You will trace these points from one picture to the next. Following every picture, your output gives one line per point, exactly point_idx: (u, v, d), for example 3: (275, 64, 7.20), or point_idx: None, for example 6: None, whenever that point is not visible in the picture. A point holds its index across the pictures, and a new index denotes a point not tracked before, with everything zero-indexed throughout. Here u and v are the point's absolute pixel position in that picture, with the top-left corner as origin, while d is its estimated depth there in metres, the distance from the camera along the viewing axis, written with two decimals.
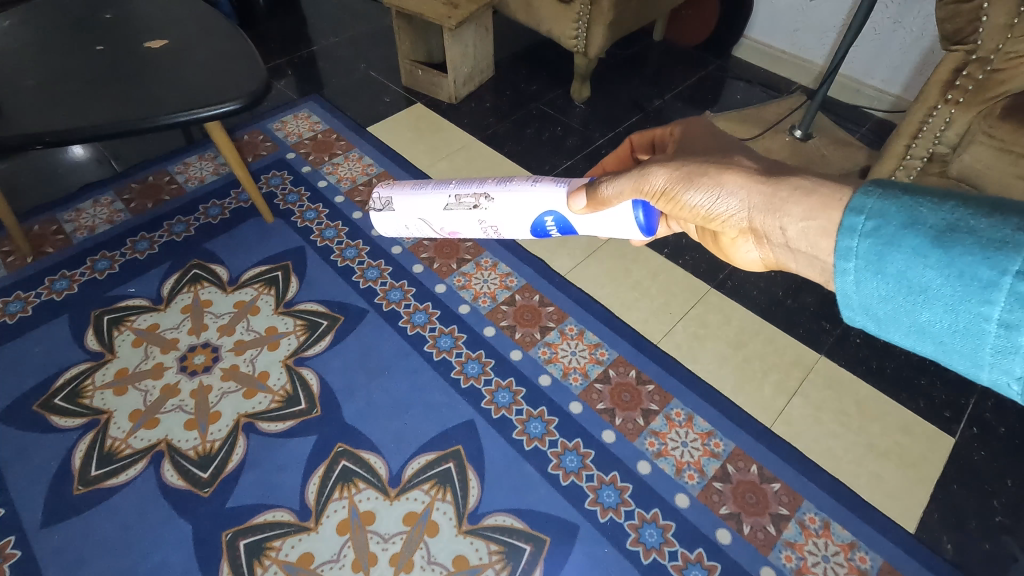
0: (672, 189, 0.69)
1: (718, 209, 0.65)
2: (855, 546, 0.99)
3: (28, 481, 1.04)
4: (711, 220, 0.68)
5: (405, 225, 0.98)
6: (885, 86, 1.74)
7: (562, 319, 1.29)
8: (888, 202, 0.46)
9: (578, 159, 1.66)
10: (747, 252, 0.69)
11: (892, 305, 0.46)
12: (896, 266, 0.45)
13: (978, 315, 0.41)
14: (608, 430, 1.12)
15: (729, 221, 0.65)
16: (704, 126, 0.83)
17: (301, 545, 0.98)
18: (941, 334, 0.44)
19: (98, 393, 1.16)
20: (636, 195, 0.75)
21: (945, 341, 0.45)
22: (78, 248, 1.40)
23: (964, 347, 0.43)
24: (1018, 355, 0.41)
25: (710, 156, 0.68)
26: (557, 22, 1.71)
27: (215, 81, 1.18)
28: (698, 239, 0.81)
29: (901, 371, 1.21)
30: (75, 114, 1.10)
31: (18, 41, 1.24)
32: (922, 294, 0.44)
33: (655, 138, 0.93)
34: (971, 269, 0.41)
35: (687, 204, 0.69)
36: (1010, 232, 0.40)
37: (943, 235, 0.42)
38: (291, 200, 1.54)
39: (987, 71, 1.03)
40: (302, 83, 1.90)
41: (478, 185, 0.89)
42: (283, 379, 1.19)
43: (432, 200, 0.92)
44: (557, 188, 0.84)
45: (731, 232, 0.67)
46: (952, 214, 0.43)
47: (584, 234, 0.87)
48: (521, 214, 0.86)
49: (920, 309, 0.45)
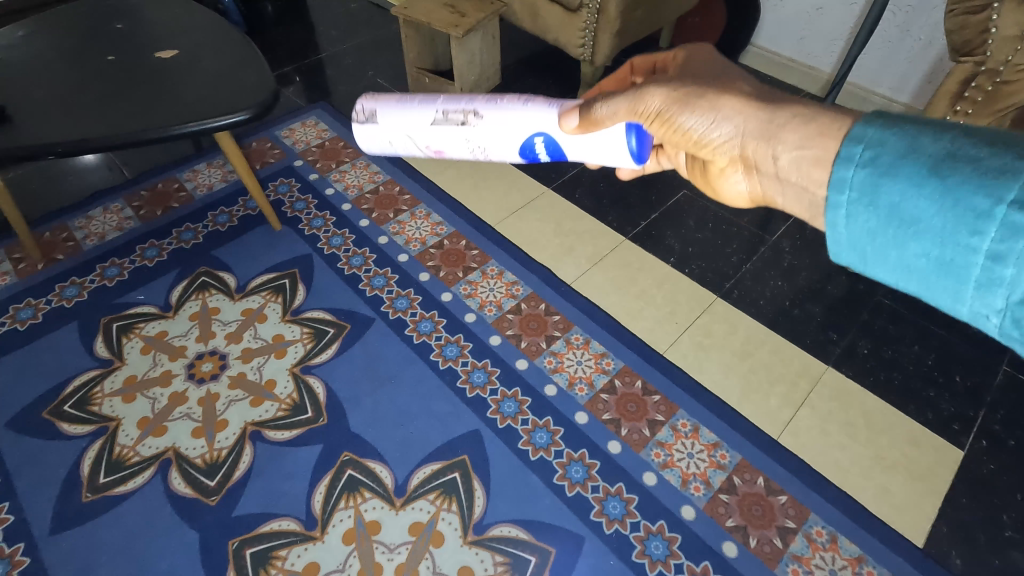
0: (668, 110, 0.68)
1: (712, 133, 0.65)
2: (862, 560, 0.98)
3: (37, 488, 1.05)
4: (703, 146, 0.68)
5: (390, 141, 0.96)
6: (893, 94, 1.74)
7: (567, 328, 1.29)
8: (888, 133, 0.46)
9: (585, 167, 1.66)
10: (735, 183, 0.70)
11: (881, 239, 0.46)
12: (889, 197, 0.45)
13: (966, 248, 0.42)
14: (613, 440, 1.12)
15: (721, 152, 0.65)
16: (707, 52, 0.82)
17: (307, 554, 0.99)
18: (926, 269, 0.45)
19: (106, 401, 1.16)
20: (631, 117, 0.74)
21: (930, 277, 0.45)
22: (88, 254, 1.41)
23: (947, 281, 0.44)
24: (1001, 288, 0.41)
25: (711, 82, 0.67)
26: (563, 30, 1.71)
27: (224, 92, 1.19)
28: (687, 175, 0.83)
29: (909, 382, 1.20)
30: (86, 125, 1.11)
31: (30, 53, 1.26)
32: (912, 226, 0.44)
33: (657, 61, 0.91)
34: (966, 199, 0.41)
35: (681, 127, 0.68)
36: (1009, 162, 0.40)
37: (942, 164, 0.42)
38: (299, 208, 1.55)
39: (997, 82, 1.02)
40: (310, 90, 1.91)
41: (467, 102, 0.87)
42: (290, 388, 1.19)
43: (419, 114, 0.90)
44: (548, 108, 0.83)
45: (721, 159, 0.67)
46: (952, 143, 0.43)
47: (573, 159, 0.87)
48: (509, 134, 0.85)
49: (909, 242, 0.45)
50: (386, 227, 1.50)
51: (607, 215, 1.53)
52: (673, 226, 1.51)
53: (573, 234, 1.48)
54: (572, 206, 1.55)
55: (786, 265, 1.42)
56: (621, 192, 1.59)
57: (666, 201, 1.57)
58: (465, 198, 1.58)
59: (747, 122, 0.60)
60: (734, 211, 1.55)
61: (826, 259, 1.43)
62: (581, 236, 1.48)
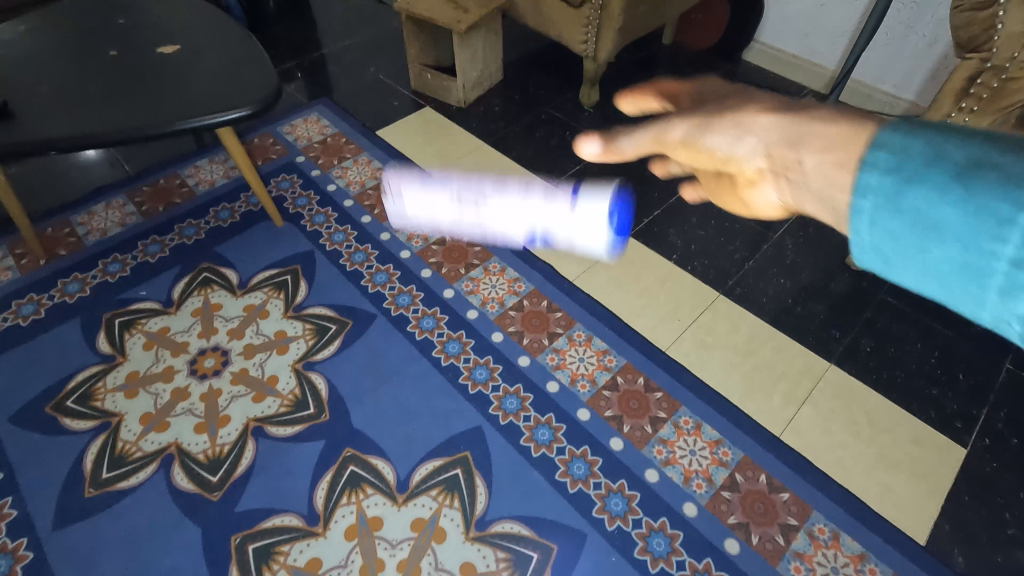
0: (687, 135, 0.47)
1: (740, 153, 0.43)
2: (864, 558, 0.98)
3: (40, 483, 1.05)
4: (727, 165, 0.46)
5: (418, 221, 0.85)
6: (897, 91, 1.73)
7: (570, 325, 1.29)
8: (904, 130, 0.33)
9: (588, 164, 1.65)
10: (770, 198, 0.46)
11: (903, 253, 0.34)
12: (911, 199, 0.32)
13: (1004, 266, 0.30)
14: (615, 437, 1.12)
15: (738, 167, 0.45)
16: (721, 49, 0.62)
17: (310, 550, 0.99)
18: (950, 283, 0.32)
19: (109, 396, 1.17)
20: (658, 151, 0.51)
21: (961, 299, 0.33)
22: (90, 250, 1.41)
23: (975, 290, 0.32)
24: None
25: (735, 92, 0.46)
26: (567, 26, 1.70)
27: (227, 87, 1.19)
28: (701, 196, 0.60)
29: (912, 381, 1.20)
30: (87, 121, 1.11)
31: (31, 48, 1.25)
32: (936, 231, 0.32)
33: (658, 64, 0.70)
34: (1006, 206, 0.29)
35: (704, 152, 0.46)
36: None
37: (974, 167, 0.30)
38: (301, 204, 1.55)
39: (1002, 79, 1.01)
40: (312, 87, 1.91)
41: (478, 186, 0.78)
42: (292, 384, 1.19)
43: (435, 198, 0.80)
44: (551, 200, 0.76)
45: (749, 173, 0.45)
46: (983, 145, 0.31)
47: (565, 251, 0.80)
48: (515, 224, 0.76)
49: (937, 258, 0.32)
50: (388, 223, 1.50)
51: None
52: (675, 223, 1.50)
53: None
54: None
55: (789, 263, 1.42)
56: None
57: (669, 198, 1.57)
58: None
59: (769, 129, 0.41)
60: None
61: (830, 257, 1.43)
62: None
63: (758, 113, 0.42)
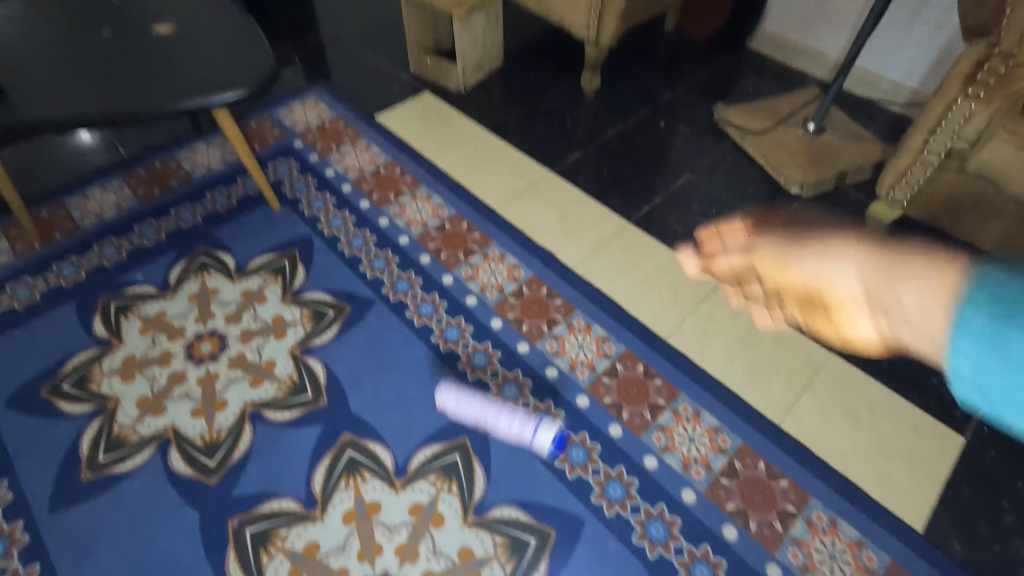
0: (779, 255, 0.57)
1: (832, 274, 0.51)
2: (861, 544, 0.99)
3: (37, 466, 1.05)
4: (819, 286, 0.52)
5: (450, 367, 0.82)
6: (901, 79, 1.71)
7: (569, 312, 1.28)
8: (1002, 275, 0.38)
9: (588, 151, 1.64)
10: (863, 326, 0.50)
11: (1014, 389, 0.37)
12: (1014, 339, 0.36)
13: None
14: (614, 424, 1.11)
15: (829, 290, 0.52)
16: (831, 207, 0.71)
17: (307, 534, 0.99)
18: None
19: (105, 380, 1.16)
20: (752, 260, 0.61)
21: None
22: (86, 233, 1.40)
23: None
24: None
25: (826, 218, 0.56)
26: (568, 10, 1.68)
27: (223, 68, 1.17)
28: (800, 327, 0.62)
29: (912, 369, 1.20)
30: (83, 99, 1.10)
31: (24, 26, 1.23)
32: None
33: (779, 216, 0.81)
34: None
35: (795, 271, 0.55)
36: None
37: None
38: (298, 188, 1.53)
39: (1010, 64, 1.01)
40: (310, 71, 1.89)
41: None
42: (290, 369, 1.18)
43: None
44: None
45: (841, 298, 0.51)
46: None
47: None
48: None
49: None
50: (387, 208, 1.49)
51: (610, 199, 1.52)
52: (676, 211, 1.49)
53: (576, 218, 1.47)
54: (575, 190, 1.54)
55: None
56: (624, 176, 1.58)
57: (670, 185, 1.56)
58: (467, 181, 1.56)
59: (859, 259, 0.49)
60: (738, 197, 1.53)
61: None
62: (584, 220, 1.46)
63: (846, 244, 0.51)
